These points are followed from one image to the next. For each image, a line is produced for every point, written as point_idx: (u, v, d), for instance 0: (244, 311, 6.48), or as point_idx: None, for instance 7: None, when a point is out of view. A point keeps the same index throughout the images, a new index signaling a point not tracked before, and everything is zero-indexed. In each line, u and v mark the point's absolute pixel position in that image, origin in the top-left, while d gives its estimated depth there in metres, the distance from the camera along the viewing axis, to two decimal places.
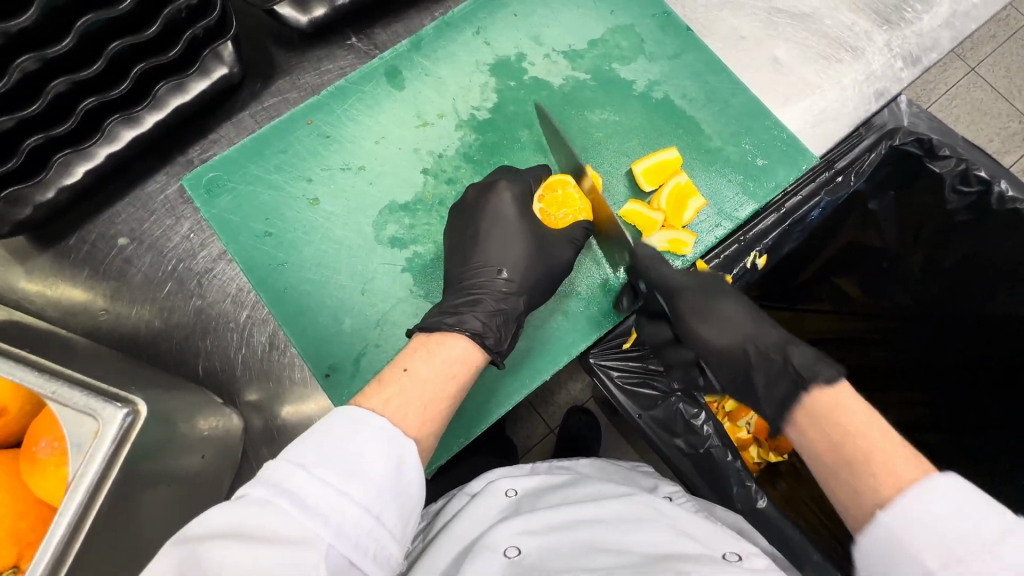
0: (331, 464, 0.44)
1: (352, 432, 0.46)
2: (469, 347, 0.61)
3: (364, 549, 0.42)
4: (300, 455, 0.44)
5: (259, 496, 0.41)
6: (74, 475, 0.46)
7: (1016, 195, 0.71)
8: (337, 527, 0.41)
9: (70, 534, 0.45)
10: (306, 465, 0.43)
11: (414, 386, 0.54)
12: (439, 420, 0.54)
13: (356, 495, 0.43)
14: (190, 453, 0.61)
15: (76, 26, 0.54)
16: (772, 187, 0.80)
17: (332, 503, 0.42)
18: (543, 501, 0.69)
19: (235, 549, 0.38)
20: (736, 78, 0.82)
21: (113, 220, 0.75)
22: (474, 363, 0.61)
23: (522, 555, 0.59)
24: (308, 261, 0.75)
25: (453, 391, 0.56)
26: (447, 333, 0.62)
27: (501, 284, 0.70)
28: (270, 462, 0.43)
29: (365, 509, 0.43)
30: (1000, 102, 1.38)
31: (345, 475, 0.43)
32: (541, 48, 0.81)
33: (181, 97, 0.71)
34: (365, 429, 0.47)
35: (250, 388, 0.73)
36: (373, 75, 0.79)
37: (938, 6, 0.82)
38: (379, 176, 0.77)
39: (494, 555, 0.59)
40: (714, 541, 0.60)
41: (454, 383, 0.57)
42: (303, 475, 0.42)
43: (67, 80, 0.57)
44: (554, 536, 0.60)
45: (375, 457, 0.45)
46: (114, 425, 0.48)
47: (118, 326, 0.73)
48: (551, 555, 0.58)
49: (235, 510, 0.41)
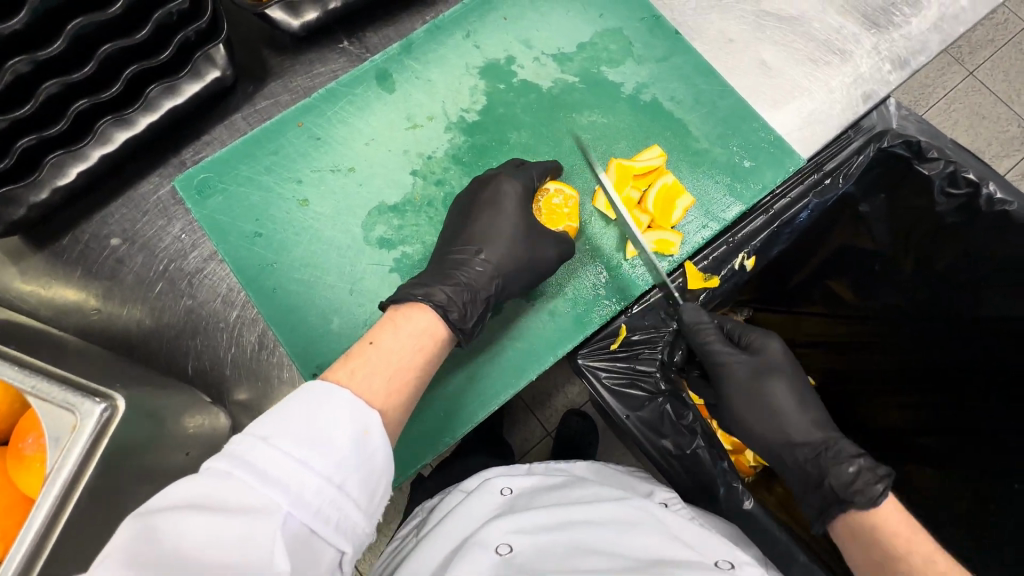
0: (290, 435, 0.44)
1: (314, 403, 0.46)
2: (434, 320, 0.62)
3: (325, 517, 0.43)
4: (261, 427, 0.44)
5: (220, 469, 0.42)
6: (51, 468, 0.47)
7: (1004, 197, 0.71)
8: (297, 495, 0.42)
9: (44, 531, 0.46)
10: (266, 437, 0.44)
11: (379, 357, 0.54)
12: (404, 392, 0.54)
13: (316, 464, 0.44)
14: (176, 450, 0.61)
15: (68, 29, 0.55)
16: (760, 188, 0.80)
17: (292, 471, 0.42)
18: (538, 500, 0.69)
19: (196, 518, 0.39)
20: (724, 81, 0.82)
21: (106, 220, 0.75)
22: (439, 336, 0.62)
23: (513, 553, 0.59)
24: (298, 261, 0.75)
25: (419, 364, 0.56)
26: (416, 309, 0.62)
27: (477, 263, 0.70)
28: (234, 435, 0.43)
29: (326, 477, 0.44)
30: (998, 106, 1.38)
31: (308, 446, 0.44)
32: (530, 51, 0.82)
33: (172, 99, 0.72)
34: (330, 400, 0.47)
35: (239, 387, 0.73)
36: (364, 78, 0.80)
37: (927, 10, 0.82)
38: (369, 177, 0.77)
39: (485, 553, 0.59)
40: (708, 546, 0.61)
41: (422, 355, 0.58)
42: (265, 447, 0.43)
43: (59, 83, 0.58)
44: (547, 538, 0.60)
45: (337, 428, 0.46)
46: (92, 419, 0.48)
47: (109, 326, 0.73)
48: (540, 557, 0.58)
49: (198, 484, 0.41)
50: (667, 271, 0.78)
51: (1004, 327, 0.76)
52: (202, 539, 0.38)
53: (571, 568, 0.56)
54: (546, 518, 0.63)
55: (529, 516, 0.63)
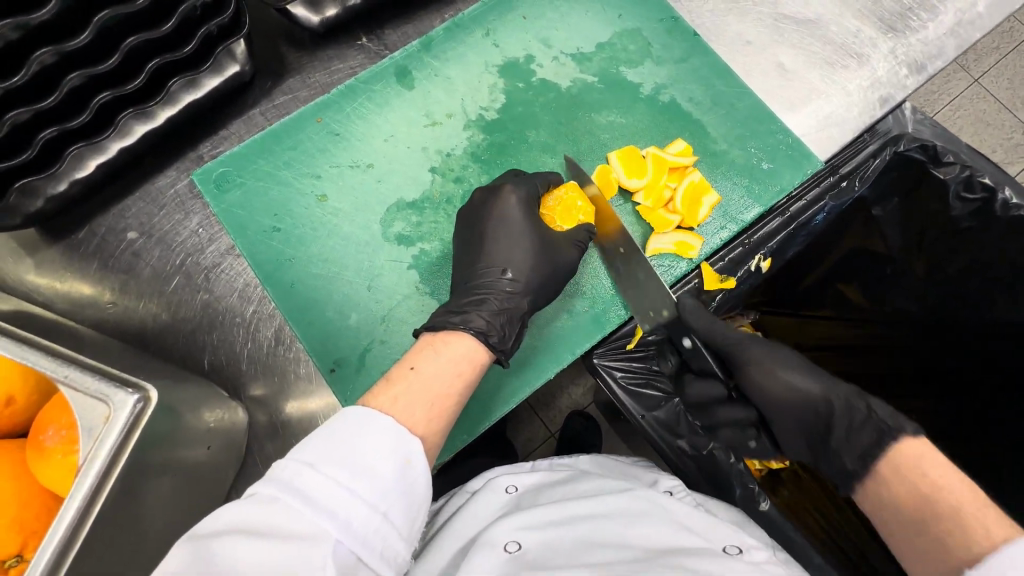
0: (338, 463, 0.44)
1: (357, 430, 0.46)
2: (473, 347, 0.62)
3: (370, 545, 0.43)
4: (306, 454, 0.44)
5: (266, 494, 0.42)
6: (83, 458, 0.47)
7: (1020, 202, 0.72)
8: (344, 522, 0.42)
9: (83, 511, 0.46)
10: (312, 463, 0.44)
11: (420, 382, 0.54)
12: (444, 415, 0.54)
13: (364, 492, 0.44)
14: (194, 445, 0.61)
15: (94, 21, 0.55)
16: (777, 190, 0.80)
17: (339, 498, 0.43)
18: (543, 496, 0.69)
19: (245, 545, 0.39)
20: (742, 83, 0.82)
21: (123, 214, 0.75)
22: (479, 363, 0.61)
23: (523, 550, 0.59)
24: (316, 257, 0.75)
25: (459, 389, 0.56)
26: (451, 332, 0.62)
27: (506, 284, 0.70)
28: (279, 461, 0.43)
29: (372, 506, 0.44)
30: (1004, 113, 1.39)
31: (353, 473, 0.44)
32: (549, 50, 0.82)
33: (192, 93, 0.72)
34: (373, 428, 0.47)
35: (255, 382, 0.73)
36: (383, 75, 0.80)
37: (943, 15, 0.82)
38: (388, 174, 0.77)
39: (495, 552, 0.58)
40: (712, 534, 0.61)
41: (458, 374, 0.58)
42: (311, 473, 0.43)
43: (83, 74, 0.58)
44: (553, 533, 0.60)
45: (381, 456, 0.46)
46: (127, 411, 0.48)
47: (125, 320, 0.73)
48: (550, 553, 0.58)
49: (244, 510, 0.41)
50: (684, 271, 0.77)
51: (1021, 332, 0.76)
52: (250, 565, 0.38)
53: (580, 561, 0.55)
54: (552, 513, 0.63)
55: (534, 513, 0.63)
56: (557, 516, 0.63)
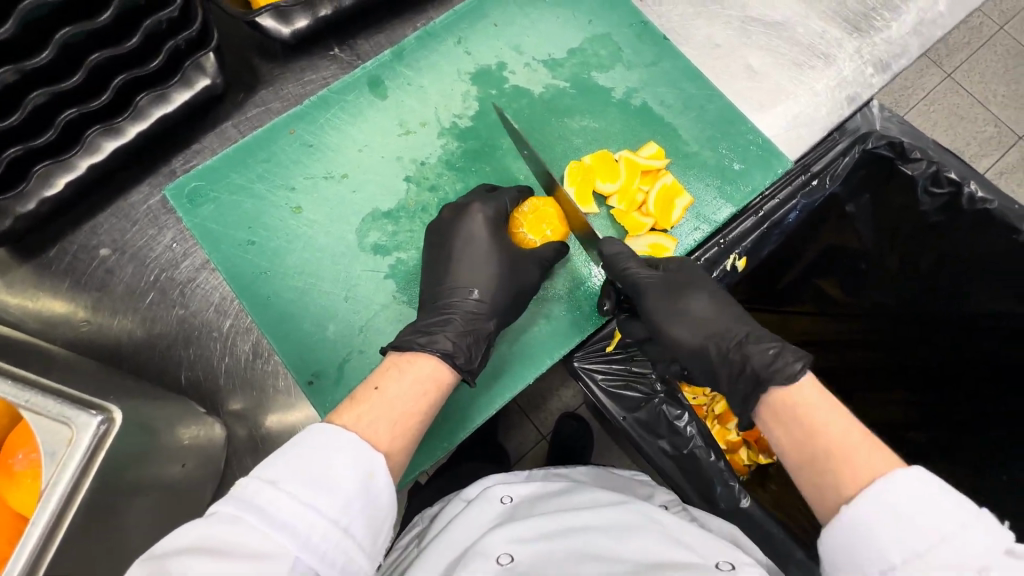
0: (300, 479, 0.44)
1: (319, 447, 0.46)
2: (438, 366, 0.61)
3: (331, 561, 0.43)
4: (269, 471, 0.44)
5: (228, 513, 0.42)
6: (47, 484, 0.46)
7: (985, 195, 0.73)
8: (304, 536, 0.42)
9: (50, 531, 0.45)
10: (273, 480, 0.44)
11: (384, 402, 0.54)
12: (410, 433, 0.54)
13: (325, 507, 0.44)
14: (171, 462, 0.60)
15: (56, 39, 0.55)
16: (750, 190, 0.82)
17: (300, 513, 0.42)
18: (538, 507, 0.69)
19: (202, 562, 0.39)
20: (712, 85, 0.84)
21: (95, 230, 0.74)
22: (445, 382, 0.61)
23: (514, 563, 0.60)
24: (291, 269, 0.75)
25: (424, 407, 0.56)
26: (416, 353, 0.62)
27: (471, 304, 0.70)
28: (241, 478, 0.43)
29: (333, 521, 0.43)
30: (975, 107, 1.42)
31: (314, 489, 0.44)
32: (522, 57, 0.82)
33: (162, 107, 0.71)
34: (335, 445, 0.47)
35: (234, 396, 0.73)
36: (356, 85, 0.80)
37: (906, 15, 0.84)
38: (362, 184, 0.78)
39: (486, 563, 0.60)
40: (709, 548, 0.60)
41: (422, 393, 0.58)
42: (272, 490, 0.43)
43: (46, 92, 0.57)
44: (545, 545, 0.61)
45: (343, 471, 0.46)
46: (88, 433, 0.48)
47: (99, 337, 0.72)
48: (541, 564, 0.59)
49: (204, 526, 0.41)
50: None
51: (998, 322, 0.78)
52: None
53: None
54: (546, 525, 0.63)
55: (527, 523, 0.63)
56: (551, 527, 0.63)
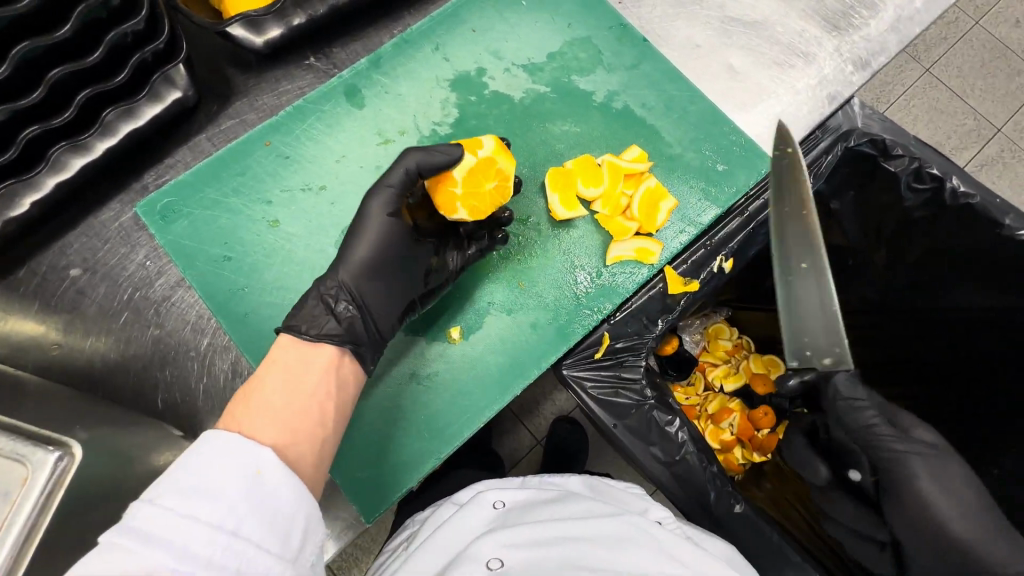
0: (176, 490, 0.43)
1: (207, 454, 0.45)
2: (327, 358, 0.62)
3: (221, 565, 0.41)
4: (154, 490, 0.43)
5: (112, 539, 0.40)
6: (2, 524, 0.43)
7: (967, 190, 0.74)
8: (181, 549, 0.40)
9: None
10: (150, 498, 0.42)
11: (264, 399, 0.53)
12: (309, 416, 0.55)
13: (207, 515, 0.42)
14: (145, 491, 0.57)
15: (12, 54, 0.53)
16: (734, 191, 0.80)
17: (177, 526, 0.41)
18: (531, 513, 0.67)
19: None
20: (693, 86, 0.83)
21: (64, 250, 0.72)
22: (336, 374, 0.61)
23: (504, 568, 0.58)
24: (271, 284, 0.74)
25: (314, 398, 0.56)
26: (306, 345, 0.62)
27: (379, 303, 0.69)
28: (131, 505, 0.41)
29: (215, 524, 0.42)
30: (955, 101, 1.44)
31: (193, 495, 0.43)
32: (500, 62, 0.81)
33: (131, 122, 0.68)
34: (216, 448, 0.46)
35: (214, 417, 0.70)
36: (332, 95, 0.78)
37: (884, 12, 0.84)
38: (341, 195, 0.76)
39: (476, 567, 0.58)
40: (702, 568, 0.59)
41: (312, 374, 0.59)
42: (150, 508, 0.41)
43: (6, 110, 0.55)
44: (535, 552, 0.59)
45: (229, 473, 0.45)
46: (44, 470, 0.45)
47: (71, 361, 0.70)
48: (531, 573, 0.57)
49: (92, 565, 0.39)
50: (646, 278, 0.77)
51: (995, 316, 0.78)
52: None
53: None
54: (538, 532, 0.62)
55: (520, 530, 0.62)
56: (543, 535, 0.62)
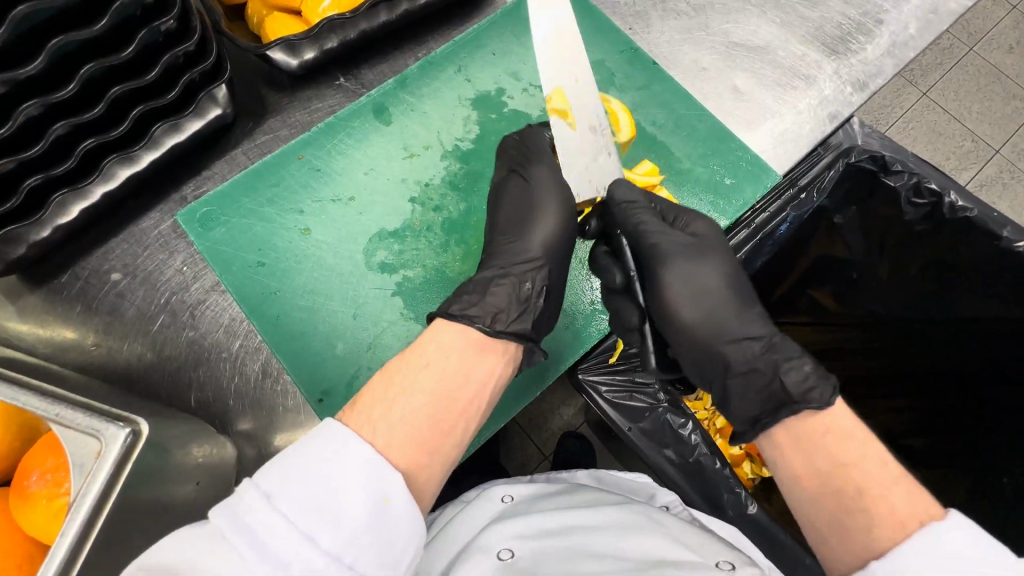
0: (293, 495, 0.43)
1: (329, 455, 0.47)
2: (469, 364, 0.60)
3: None
4: (271, 482, 0.44)
5: (216, 529, 0.41)
6: (77, 494, 0.47)
7: (965, 204, 0.78)
8: (293, 569, 0.41)
9: (77, 544, 0.46)
10: (271, 493, 0.43)
11: (401, 407, 0.53)
12: (445, 431, 0.55)
13: (325, 541, 0.42)
14: (183, 481, 0.60)
15: (81, 73, 0.57)
16: (741, 204, 0.86)
17: (294, 545, 0.41)
18: (538, 505, 0.70)
19: None
20: (701, 105, 0.88)
21: (107, 256, 0.76)
22: (476, 381, 0.60)
23: (515, 558, 0.60)
24: (300, 289, 0.78)
25: (447, 414, 0.55)
26: (451, 344, 0.61)
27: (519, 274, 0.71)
28: (243, 483, 0.43)
29: (332, 555, 0.42)
30: (952, 123, 1.49)
31: (314, 514, 0.43)
32: (519, 83, 0.87)
33: (176, 136, 0.73)
34: (344, 457, 0.47)
35: (243, 417, 0.73)
36: (361, 112, 0.84)
37: (880, 38, 0.89)
38: (369, 205, 0.81)
39: (487, 558, 0.61)
40: (707, 550, 0.60)
41: (465, 379, 0.59)
42: (265, 507, 0.42)
43: (67, 124, 0.60)
44: (547, 541, 0.62)
45: (354, 491, 0.45)
46: (117, 445, 0.49)
47: (110, 362, 0.73)
48: (542, 558, 0.60)
49: (185, 543, 0.41)
50: None
51: (995, 326, 0.82)
52: None
53: (572, 571, 0.56)
54: (545, 523, 0.65)
55: (528, 521, 0.65)
56: (550, 526, 0.65)
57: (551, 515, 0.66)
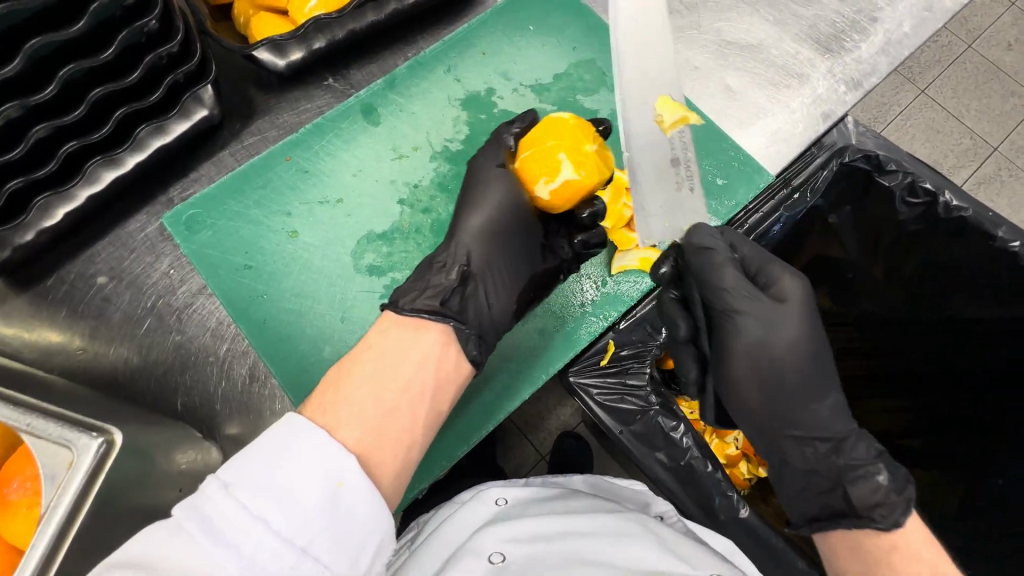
0: (253, 485, 0.44)
1: (287, 444, 0.47)
2: (424, 352, 0.62)
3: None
4: (229, 472, 0.45)
5: (176, 521, 0.42)
6: (48, 505, 0.46)
7: (960, 203, 0.77)
8: (248, 557, 0.41)
9: (49, 556, 0.45)
10: (230, 484, 0.44)
11: (358, 396, 0.55)
12: (399, 419, 0.55)
13: (277, 523, 0.43)
14: (167, 487, 0.59)
15: (61, 75, 0.57)
16: (732, 204, 0.84)
17: (247, 529, 0.42)
18: (532, 509, 0.70)
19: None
20: (692, 105, 0.87)
21: (92, 259, 0.75)
22: (431, 368, 0.61)
23: (506, 562, 0.60)
24: (288, 292, 0.78)
25: (404, 400, 0.57)
26: (405, 334, 0.62)
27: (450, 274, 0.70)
28: (205, 478, 0.43)
29: (287, 541, 0.43)
30: (950, 121, 1.48)
31: (271, 503, 0.44)
32: (509, 82, 0.86)
33: (161, 137, 0.72)
34: (302, 442, 0.47)
35: (231, 421, 0.72)
36: (350, 113, 0.83)
37: (874, 36, 0.88)
38: (357, 207, 0.80)
39: (479, 561, 0.60)
40: (703, 564, 0.60)
41: (418, 366, 0.60)
42: (225, 496, 0.43)
43: (48, 126, 0.59)
44: (540, 546, 0.61)
45: (311, 480, 0.46)
46: (88, 455, 0.48)
47: (95, 366, 0.72)
48: (532, 563, 0.59)
49: (150, 537, 0.41)
50: (649, 287, 0.80)
51: (991, 327, 0.81)
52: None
53: None
54: (539, 528, 0.64)
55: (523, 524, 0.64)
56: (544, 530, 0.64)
57: (546, 519, 0.65)
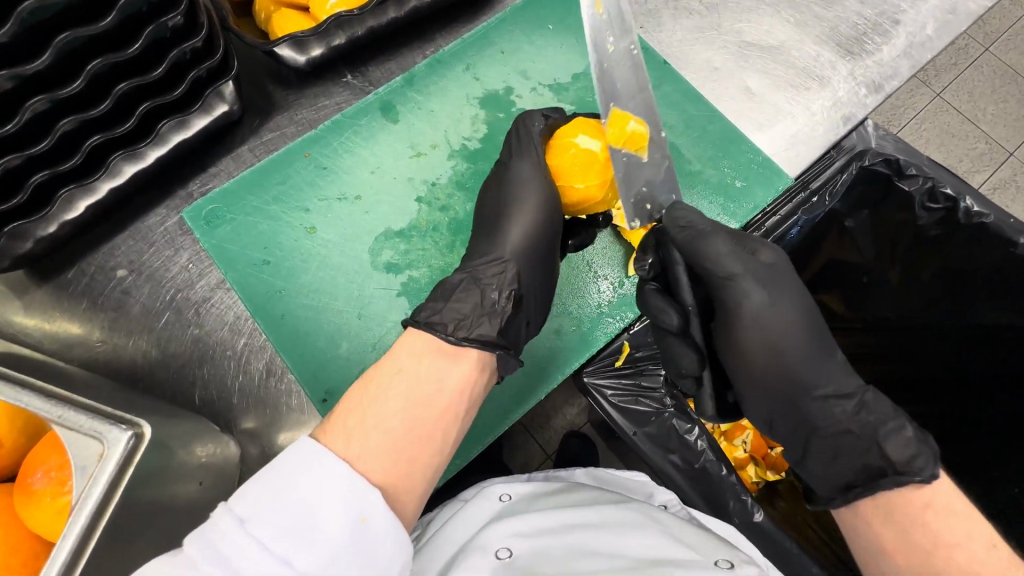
0: (266, 522, 0.43)
1: (300, 479, 0.46)
2: (454, 368, 0.60)
3: None
4: (243, 507, 0.44)
5: (193, 557, 0.41)
6: (79, 497, 0.47)
7: (981, 210, 0.76)
8: None
9: (79, 544, 0.46)
10: (244, 519, 0.43)
11: (386, 415, 0.53)
12: (424, 439, 0.54)
13: (300, 563, 0.42)
14: (187, 480, 0.60)
15: (88, 70, 0.57)
16: (751, 207, 0.85)
17: (269, 567, 0.42)
18: (536, 504, 0.70)
19: None
20: (712, 107, 0.87)
21: (112, 252, 0.76)
22: (460, 386, 0.59)
23: (513, 557, 0.60)
24: (305, 288, 0.78)
25: (433, 422, 0.56)
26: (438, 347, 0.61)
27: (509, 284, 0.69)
28: (217, 510, 0.43)
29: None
30: (966, 125, 1.46)
31: (291, 541, 0.43)
32: (528, 81, 0.86)
33: (182, 133, 0.73)
34: (318, 480, 0.46)
35: (247, 415, 0.73)
36: (368, 110, 0.83)
37: (896, 38, 0.87)
38: (375, 205, 0.80)
39: (485, 557, 0.60)
40: (707, 549, 0.59)
41: (453, 383, 0.59)
42: (241, 533, 0.43)
43: (75, 120, 0.60)
44: (544, 539, 0.61)
45: (328, 507, 0.45)
46: (119, 447, 0.49)
47: (115, 358, 0.73)
48: (537, 557, 0.59)
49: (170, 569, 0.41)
50: None
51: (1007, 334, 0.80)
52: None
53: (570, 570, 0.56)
54: (543, 523, 0.64)
55: (528, 519, 0.64)
56: (548, 525, 0.64)
57: (551, 514, 0.65)
